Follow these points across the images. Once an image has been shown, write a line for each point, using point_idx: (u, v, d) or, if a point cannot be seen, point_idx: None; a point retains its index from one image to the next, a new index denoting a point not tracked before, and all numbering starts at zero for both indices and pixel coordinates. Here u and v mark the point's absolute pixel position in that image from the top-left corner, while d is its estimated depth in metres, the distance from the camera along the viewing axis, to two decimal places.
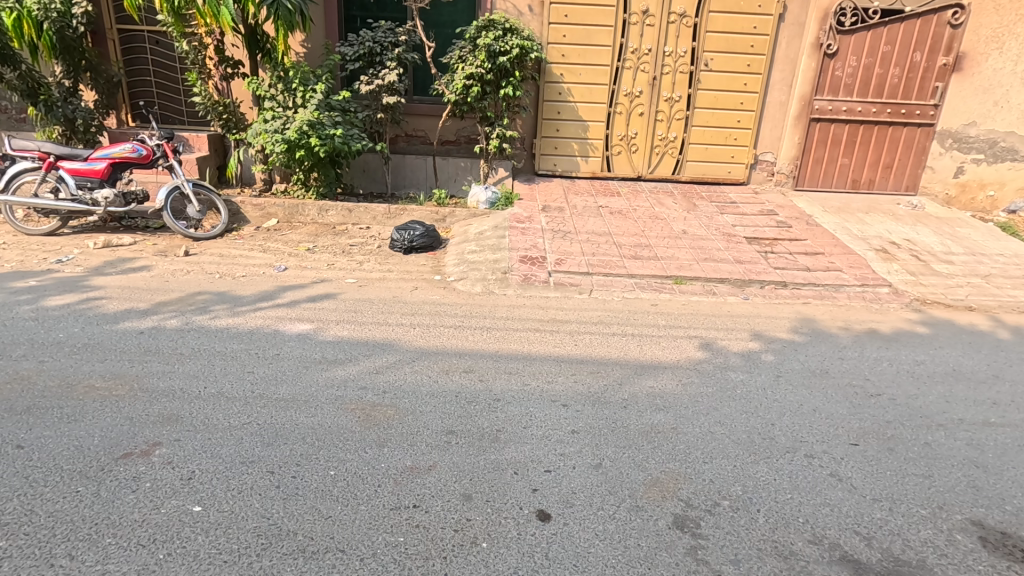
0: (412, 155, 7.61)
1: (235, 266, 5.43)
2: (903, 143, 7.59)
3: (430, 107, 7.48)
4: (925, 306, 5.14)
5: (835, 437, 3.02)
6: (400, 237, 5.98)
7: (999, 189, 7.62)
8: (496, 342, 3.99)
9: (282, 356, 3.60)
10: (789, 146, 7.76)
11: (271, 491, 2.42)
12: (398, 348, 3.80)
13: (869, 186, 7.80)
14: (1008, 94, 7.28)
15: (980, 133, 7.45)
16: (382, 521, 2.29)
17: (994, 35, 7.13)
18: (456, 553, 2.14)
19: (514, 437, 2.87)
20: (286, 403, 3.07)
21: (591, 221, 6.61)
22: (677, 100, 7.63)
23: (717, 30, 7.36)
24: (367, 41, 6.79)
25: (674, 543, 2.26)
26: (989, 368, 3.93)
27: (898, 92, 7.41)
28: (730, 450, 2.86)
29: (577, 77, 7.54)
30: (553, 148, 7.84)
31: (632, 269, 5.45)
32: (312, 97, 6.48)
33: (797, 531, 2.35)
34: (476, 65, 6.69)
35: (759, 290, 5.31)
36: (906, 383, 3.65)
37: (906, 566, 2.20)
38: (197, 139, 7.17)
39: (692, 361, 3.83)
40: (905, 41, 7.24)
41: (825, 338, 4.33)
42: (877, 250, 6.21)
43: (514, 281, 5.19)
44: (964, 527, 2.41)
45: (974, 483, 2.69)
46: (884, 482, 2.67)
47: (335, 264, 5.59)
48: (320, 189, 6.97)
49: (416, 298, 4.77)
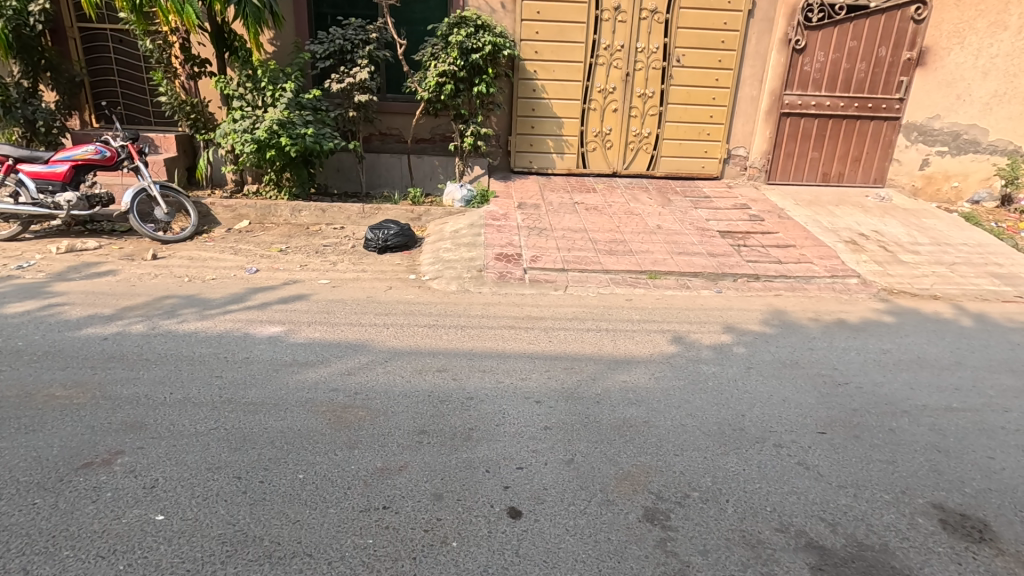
0: (386, 154, 7.53)
1: (205, 269, 5.33)
2: (870, 136, 7.76)
3: (403, 106, 7.42)
4: (892, 296, 5.27)
5: (803, 426, 3.07)
6: (374, 237, 5.92)
7: (963, 180, 7.81)
8: (471, 341, 3.97)
9: (251, 359, 3.54)
10: (760, 141, 7.87)
11: (238, 497, 2.37)
12: (371, 348, 3.77)
13: (838, 179, 7.95)
14: (969, 87, 7.47)
15: (944, 125, 7.64)
16: (351, 523, 2.26)
17: (955, 30, 7.32)
18: (426, 553, 2.13)
19: (486, 436, 2.86)
20: (254, 407, 3.02)
21: (567, 218, 6.62)
22: (651, 96, 7.68)
23: (688, 27, 7.42)
24: (337, 39, 6.70)
25: (644, 536, 2.27)
26: (952, 355, 4.04)
27: (865, 87, 7.56)
28: (701, 442, 2.89)
29: (551, 74, 7.54)
30: (529, 145, 7.83)
31: (607, 265, 5.47)
32: (282, 95, 6.39)
33: (765, 520, 2.38)
34: (448, 62, 6.65)
35: (732, 284, 5.38)
36: (873, 372, 3.73)
37: (870, 550, 2.24)
38: (164, 139, 6.99)
39: (665, 355, 3.86)
40: (870, 37, 7.40)
41: (795, 330, 4.40)
42: (846, 241, 6.33)
43: (489, 279, 5.18)
44: (925, 511, 2.47)
45: (936, 467, 2.76)
46: (850, 468, 2.72)
47: (308, 265, 5.51)
48: (293, 189, 6.88)
49: (390, 298, 4.73)
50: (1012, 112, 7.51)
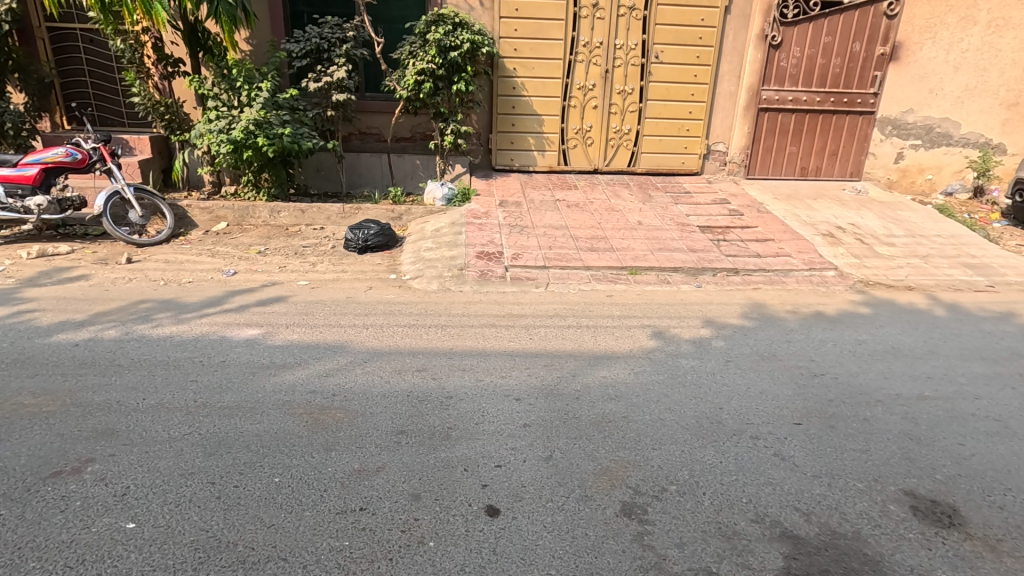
0: (366, 153, 7.47)
1: (181, 272, 5.25)
2: (846, 130, 7.87)
3: (383, 104, 7.36)
4: (867, 287, 5.35)
5: (779, 418, 3.10)
6: (354, 237, 5.88)
7: (937, 173, 7.95)
8: (451, 339, 3.96)
9: (228, 363, 3.49)
10: (739, 136, 7.94)
11: (211, 503, 2.34)
12: (351, 349, 3.74)
13: (816, 173, 8.05)
14: (942, 81, 7.60)
15: (918, 119, 7.77)
16: (328, 526, 2.24)
17: (927, 25, 7.44)
18: (402, 554, 2.12)
19: (465, 434, 2.86)
20: (230, 411, 2.98)
21: (548, 215, 6.63)
22: (630, 92, 7.71)
23: (666, 23, 7.45)
24: (313, 37, 6.62)
25: (621, 531, 2.28)
26: (926, 345, 4.11)
27: (840, 82, 7.66)
28: (679, 436, 2.91)
29: (530, 71, 7.53)
30: (510, 143, 7.80)
31: (588, 262, 5.48)
32: (258, 95, 6.30)
33: (741, 512, 2.40)
34: (427, 60, 6.61)
35: (712, 278, 5.42)
36: (849, 362, 3.79)
37: (843, 538, 2.27)
38: (138, 141, 6.85)
39: (645, 350, 3.88)
40: (845, 32, 7.49)
41: (774, 322, 4.45)
42: (824, 235, 6.42)
43: (470, 277, 5.18)
44: (897, 498, 2.51)
45: (908, 455, 2.81)
46: (824, 458, 2.76)
47: (287, 266, 5.46)
48: (271, 190, 6.80)
49: (370, 298, 4.70)
50: (983, 106, 7.66)
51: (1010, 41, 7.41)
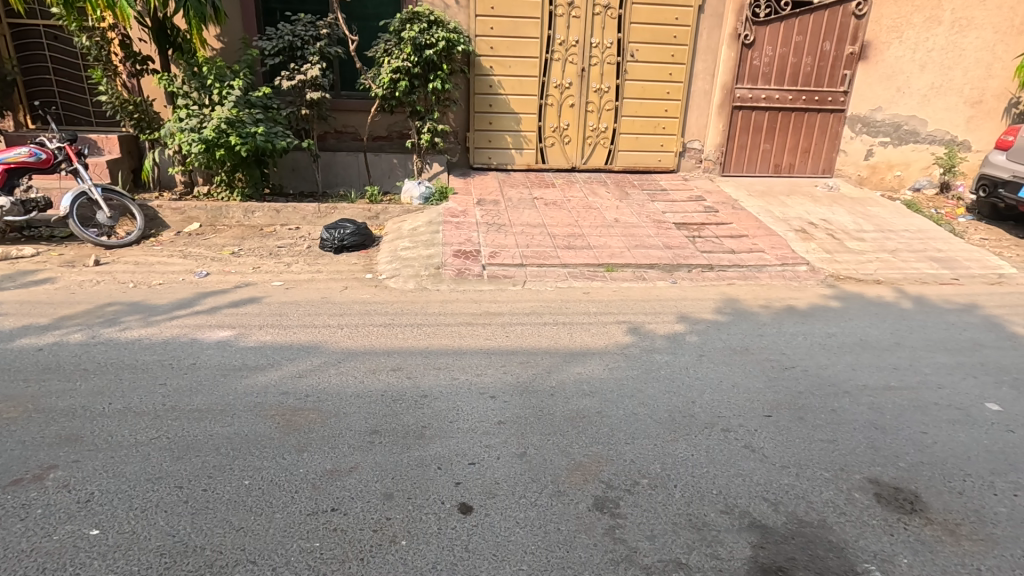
0: (342, 152, 7.40)
1: (152, 274, 5.14)
2: (818, 128, 8.02)
3: (358, 103, 7.30)
4: (838, 282, 5.46)
5: (751, 410, 3.15)
6: (329, 236, 5.82)
7: (905, 170, 8.15)
8: (427, 338, 3.95)
9: (198, 365, 3.43)
10: (714, 134, 8.04)
11: (179, 507, 2.30)
12: (325, 350, 3.70)
13: (789, 170, 8.19)
14: (909, 80, 7.79)
15: (886, 117, 7.95)
16: (298, 527, 2.22)
17: (894, 25, 7.62)
18: (374, 554, 2.11)
19: (439, 433, 2.85)
20: (199, 414, 2.93)
21: (526, 213, 6.64)
22: (606, 91, 7.76)
23: (641, 22, 7.51)
24: (286, 35, 6.52)
25: (592, 525, 2.30)
26: (892, 337, 4.21)
27: (811, 80, 7.80)
28: (652, 430, 2.94)
29: (507, 70, 7.53)
30: (487, 141, 7.79)
31: (565, 259, 5.51)
32: (230, 94, 6.20)
33: (711, 503, 2.44)
34: (402, 58, 6.56)
35: (687, 275, 5.49)
36: (818, 354, 3.87)
37: (809, 526, 2.32)
38: (107, 141, 6.70)
39: (620, 345, 3.92)
40: (815, 31, 7.63)
41: (746, 317, 4.52)
42: (796, 230, 6.53)
43: (447, 275, 5.17)
44: (862, 486, 2.57)
45: (873, 443, 2.88)
46: (793, 449, 2.82)
47: (261, 267, 5.39)
48: (245, 190, 6.70)
49: (346, 298, 4.66)
50: (948, 104, 7.86)
51: (973, 41, 7.62)
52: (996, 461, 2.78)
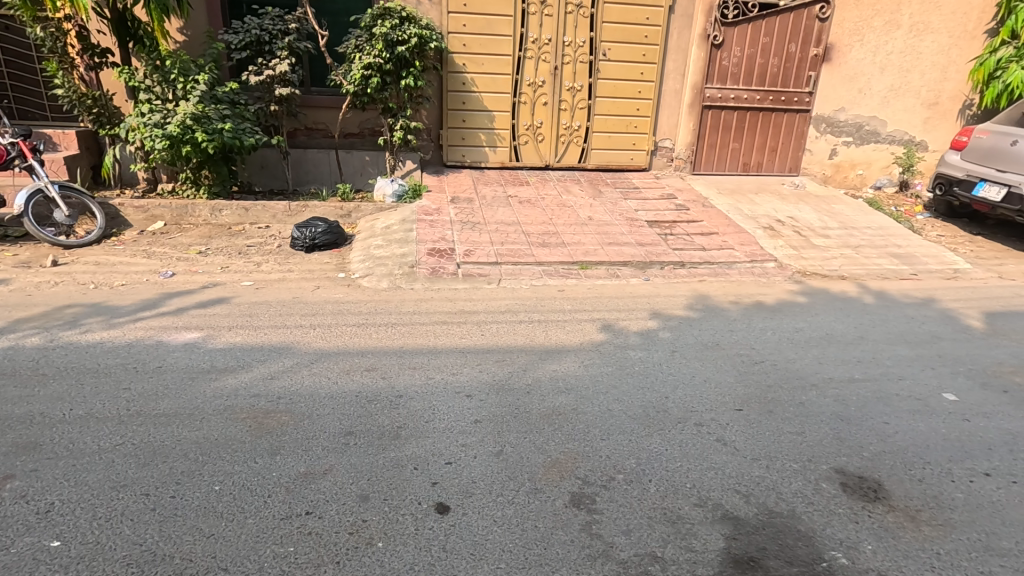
0: (313, 149, 7.27)
1: (114, 274, 4.98)
2: (785, 128, 8.22)
3: (329, 99, 7.19)
4: (804, 278, 5.61)
5: (722, 405, 3.22)
6: (300, 235, 5.71)
7: (867, 168, 8.41)
8: (402, 338, 3.91)
9: (165, 368, 3.34)
10: (685, 133, 8.16)
11: (145, 515, 2.23)
12: (297, 351, 3.63)
13: (757, 169, 8.38)
14: (870, 82, 8.05)
15: (849, 117, 8.20)
16: (271, 532, 2.18)
17: (856, 28, 7.86)
18: (350, 556, 2.09)
19: (414, 433, 2.83)
20: (166, 419, 2.85)
21: (500, 211, 6.64)
22: (579, 89, 7.80)
23: (613, 21, 7.57)
24: (253, 28, 6.37)
25: (570, 521, 2.32)
26: (856, 331, 4.34)
27: (778, 81, 7.99)
28: (626, 425, 2.98)
29: (480, 67, 7.51)
30: (461, 139, 7.75)
31: (539, 257, 5.52)
32: (195, 88, 6.04)
33: (685, 497, 2.48)
34: (373, 54, 6.46)
35: (659, 272, 5.56)
36: (786, 349, 3.97)
37: (779, 516, 2.39)
38: (64, 136, 6.44)
39: (594, 343, 3.95)
40: (781, 33, 7.81)
41: (717, 313, 4.61)
42: (764, 228, 6.68)
43: (421, 274, 5.12)
44: (829, 476, 2.65)
45: (839, 434, 2.97)
46: (763, 441, 2.89)
47: (229, 267, 5.26)
48: (212, 187, 6.52)
49: (318, 298, 4.58)
50: (907, 105, 8.15)
51: (929, 44, 7.92)
52: (953, 449, 2.90)
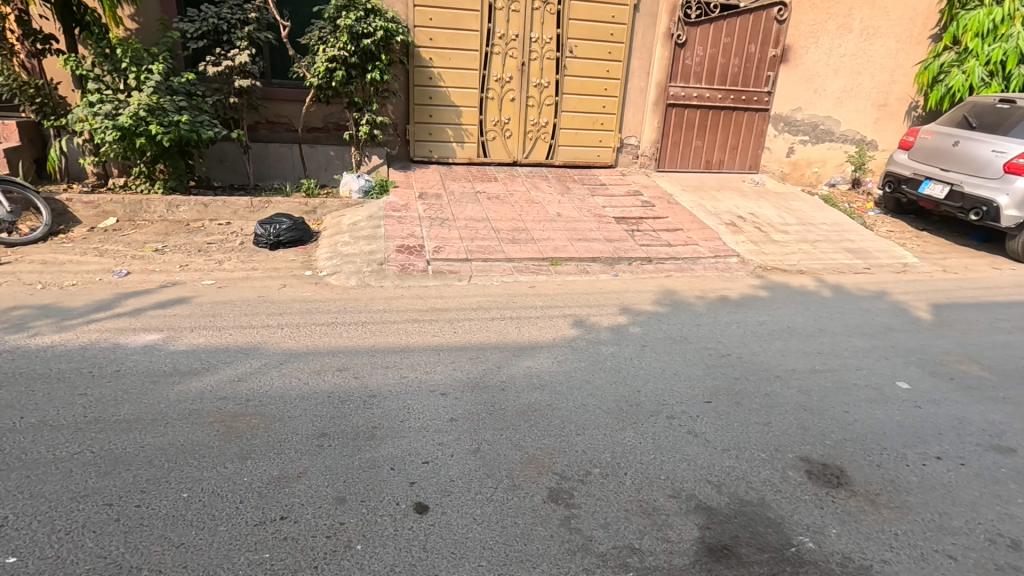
0: (276, 143, 7.06)
1: (65, 274, 4.73)
2: (745, 126, 8.45)
3: (291, 92, 7.00)
4: (766, 272, 5.80)
5: (692, 397, 3.30)
6: (264, 231, 5.55)
7: (822, 166, 8.74)
8: (373, 336, 3.86)
9: (123, 372, 3.19)
10: (649, 130, 8.30)
11: (109, 526, 2.14)
12: (264, 352, 3.54)
13: (719, 166, 8.58)
14: (824, 83, 8.36)
15: (805, 117, 8.49)
16: (245, 539, 2.12)
17: (811, 31, 8.13)
18: (329, 560, 2.06)
19: (390, 433, 2.80)
20: (127, 425, 2.73)
21: (469, 207, 6.61)
22: (546, 86, 7.82)
23: (579, 19, 7.61)
24: (210, 17, 6.13)
25: (549, 516, 2.34)
26: (816, 324, 4.52)
27: (738, 81, 8.20)
28: (601, 420, 3.02)
29: (447, 62, 7.44)
30: (428, 134, 7.67)
31: (510, 254, 5.53)
32: (148, 79, 5.79)
33: (659, 489, 2.54)
34: (338, 47, 6.32)
35: (628, 267, 5.65)
36: (751, 342, 4.10)
37: (750, 505, 2.47)
38: (3, 126, 6.04)
39: (567, 338, 3.98)
40: (742, 34, 8.01)
41: (684, 308, 4.71)
42: (727, 224, 6.86)
43: (391, 272, 5.05)
44: (795, 464, 2.76)
45: (803, 424, 3.09)
46: (732, 432, 2.98)
47: (189, 265, 5.07)
48: (168, 182, 6.27)
49: (285, 296, 4.47)
50: (859, 106, 8.49)
51: (879, 48, 8.27)
52: (908, 435, 3.05)
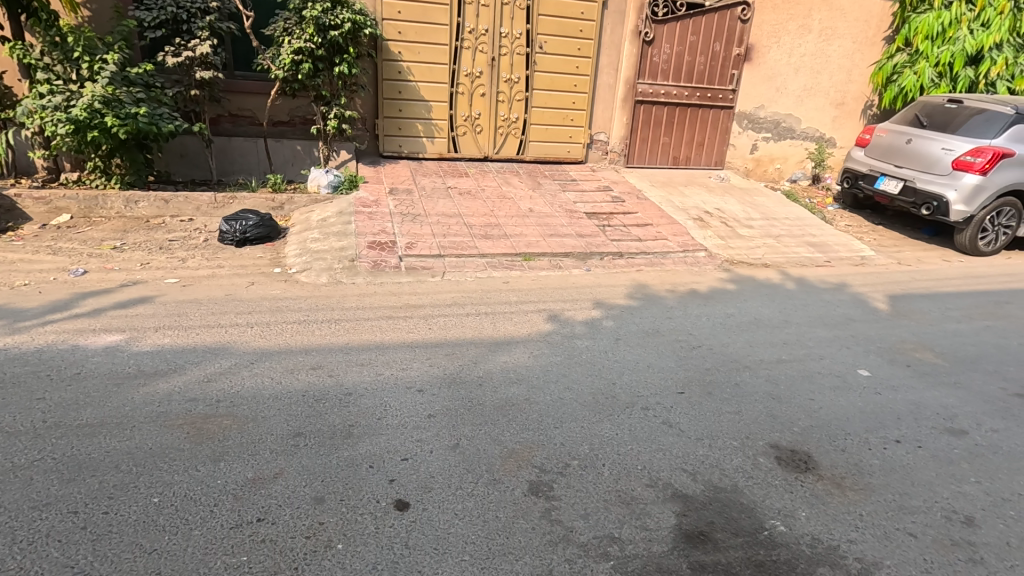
0: (239, 137, 6.87)
1: (16, 273, 4.50)
2: (711, 123, 8.63)
3: (255, 84, 6.80)
4: (733, 266, 5.95)
5: (665, 388, 3.37)
6: (229, 228, 5.40)
7: (784, 163, 9.00)
8: (346, 334, 3.80)
9: (84, 375, 3.06)
10: (618, 126, 8.39)
11: (75, 535, 2.06)
12: (234, 351, 3.45)
13: (686, 162, 8.74)
14: (786, 81, 8.60)
15: (768, 115, 8.73)
16: (221, 543, 2.07)
17: (773, 31, 8.35)
18: (309, 561, 2.03)
19: (368, 430, 2.77)
20: (91, 430, 2.62)
21: (441, 203, 6.57)
22: (516, 81, 7.82)
23: (549, 14, 7.63)
24: (168, 5, 5.92)
25: (530, 509, 2.36)
26: (782, 315, 4.66)
27: (704, 78, 8.37)
28: (578, 413, 3.06)
29: (416, 56, 7.36)
30: (397, 129, 7.58)
31: (483, 249, 5.52)
32: (103, 69, 5.56)
33: (637, 478, 2.59)
34: (304, 39, 6.18)
35: (600, 262, 5.71)
36: (720, 333, 4.21)
37: (724, 492, 2.54)
38: None
39: (542, 333, 4.01)
40: (707, 33, 8.17)
41: (656, 301, 4.80)
42: (695, 219, 7.00)
43: (363, 268, 4.98)
44: (765, 451, 2.85)
45: (772, 412, 3.20)
46: (705, 422, 3.06)
47: (150, 263, 4.89)
48: (125, 177, 6.03)
49: (253, 294, 4.36)
50: (818, 104, 8.78)
51: (837, 48, 8.56)
52: (870, 420, 3.19)
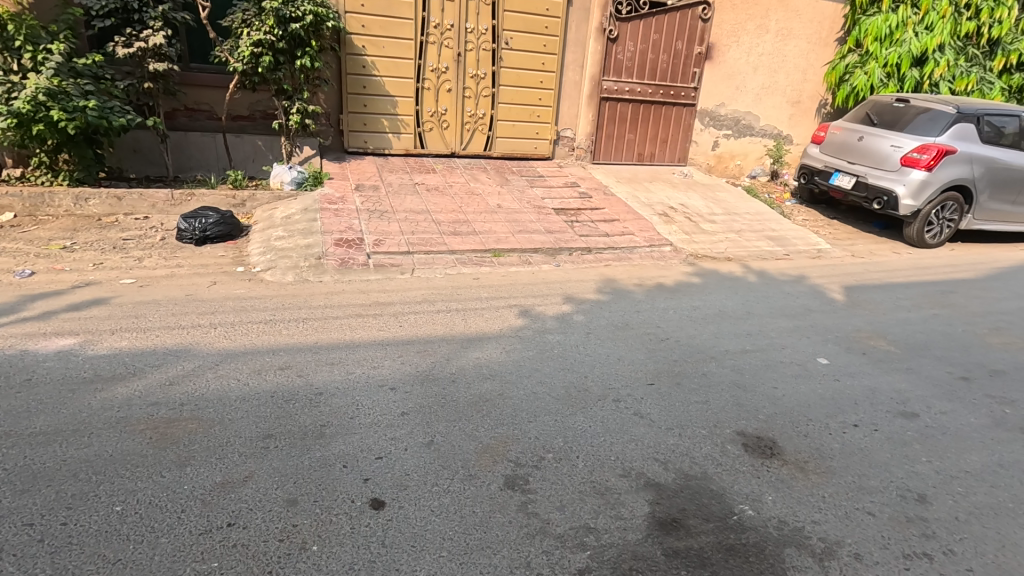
0: (197, 132, 6.63)
1: None
2: (674, 120, 8.80)
3: (213, 77, 6.58)
4: (697, 260, 6.09)
5: (636, 380, 3.44)
6: (188, 226, 5.22)
7: (744, 159, 9.25)
8: (314, 333, 3.72)
9: (35, 381, 2.91)
10: (584, 123, 8.45)
11: (31, 548, 1.96)
12: (197, 353, 3.34)
13: (651, 158, 8.88)
14: (745, 80, 8.84)
15: (728, 112, 8.95)
16: (190, 549, 2.01)
17: (733, 30, 8.57)
18: (284, 564, 1.99)
19: (340, 430, 2.73)
20: (46, 438, 2.50)
21: (408, 199, 6.50)
22: (483, 77, 7.80)
23: (514, 10, 7.63)
24: None
25: (506, 503, 2.37)
26: (745, 307, 4.81)
27: (668, 76, 8.52)
28: (551, 406, 3.09)
29: (380, 50, 7.25)
30: (362, 124, 7.45)
31: (452, 245, 5.50)
32: (47, 59, 5.31)
33: (611, 469, 2.63)
34: (264, 31, 6.01)
35: (568, 257, 5.76)
36: (687, 325, 4.31)
37: (694, 479, 2.61)
38: None
39: (514, 328, 4.03)
40: (670, 31, 8.31)
41: (624, 295, 4.87)
42: (660, 214, 7.13)
43: (330, 266, 4.89)
44: (733, 439, 2.93)
45: (738, 400, 3.30)
46: (674, 412, 3.13)
47: (104, 263, 4.68)
48: (74, 173, 5.75)
49: (215, 294, 4.23)
50: (775, 102, 9.05)
51: (793, 48, 8.84)
52: (830, 406, 3.33)
